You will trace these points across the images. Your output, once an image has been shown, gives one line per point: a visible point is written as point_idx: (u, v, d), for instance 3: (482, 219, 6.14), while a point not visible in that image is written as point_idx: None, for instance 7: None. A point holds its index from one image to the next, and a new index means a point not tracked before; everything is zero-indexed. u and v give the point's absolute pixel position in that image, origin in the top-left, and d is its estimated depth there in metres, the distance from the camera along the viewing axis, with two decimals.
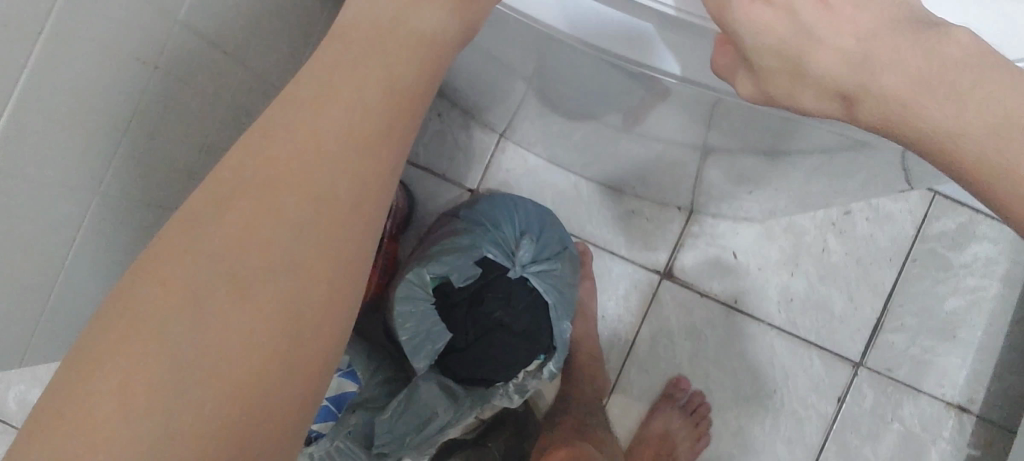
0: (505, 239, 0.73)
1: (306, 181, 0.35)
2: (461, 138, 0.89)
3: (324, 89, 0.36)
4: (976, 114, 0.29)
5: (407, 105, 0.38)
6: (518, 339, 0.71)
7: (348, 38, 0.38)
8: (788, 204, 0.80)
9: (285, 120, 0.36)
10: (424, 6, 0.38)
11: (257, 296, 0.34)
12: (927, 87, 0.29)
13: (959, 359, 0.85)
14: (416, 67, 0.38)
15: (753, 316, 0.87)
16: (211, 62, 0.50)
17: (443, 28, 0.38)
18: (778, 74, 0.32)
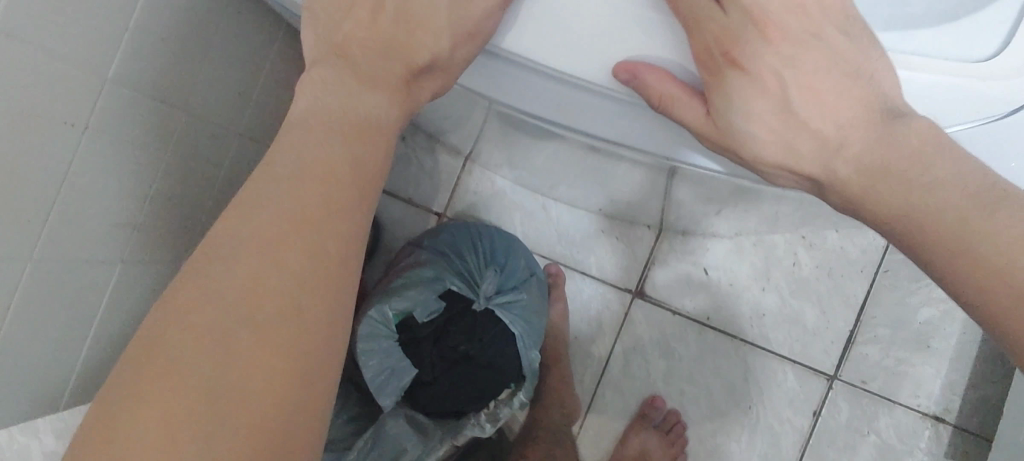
0: (469, 270, 0.73)
1: (297, 233, 0.33)
2: (426, 162, 0.88)
3: (304, 154, 0.34)
4: (918, 196, 0.33)
5: (374, 162, 0.36)
6: (484, 371, 0.70)
7: (311, 111, 0.35)
8: (757, 222, 0.78)
9: (270, 184, 0.34)
10: (364, 94, 0.35)
11: (271, 342, 0.32)
12: (883, 175, 0.33)
13: (935, 369, 0.83)
14: (379, 136, 0.36)
15: (726, 333, 0.86)
16: (152, 103, 0.48)
17: (385, 112, 0.35)
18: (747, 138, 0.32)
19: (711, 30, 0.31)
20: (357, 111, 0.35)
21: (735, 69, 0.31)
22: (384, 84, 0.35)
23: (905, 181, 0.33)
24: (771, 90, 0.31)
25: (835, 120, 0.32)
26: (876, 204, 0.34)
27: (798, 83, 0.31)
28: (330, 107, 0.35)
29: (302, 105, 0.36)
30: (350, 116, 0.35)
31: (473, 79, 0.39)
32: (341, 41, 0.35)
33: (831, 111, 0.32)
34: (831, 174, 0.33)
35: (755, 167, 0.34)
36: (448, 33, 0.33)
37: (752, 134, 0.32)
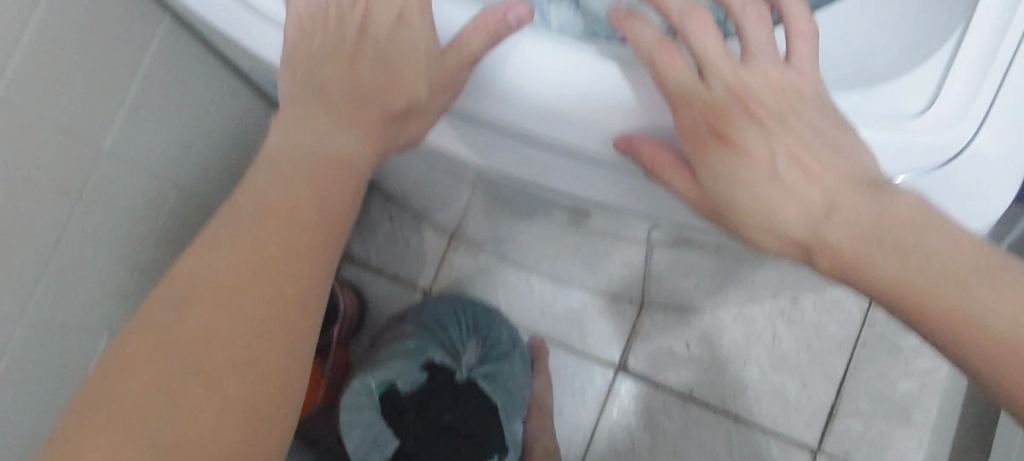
0: (452, 340, 0.74)
1: (260, 277, 0.33)
2: (413, 240, 0.89)
3: (266, 197, 0.34)
4: (913, 264, 0.29)
5: (345, 204, 0.35)
6: (467, 442, 0.69)
7: (281, 153, 0.35)
8: (736, 296, 0.80)
9: (232, 228, 0.34)
10: (338, 134, 0.35)
11: (234, 381, 0.32)
12: (874, 243, 0.30)
13: (919, 442, 0.82)
14: (354, 177, 0.35)
15: (709, 407, 0.86)
16: (123, 164, 0.50)
17: (360, 157, 0.35)
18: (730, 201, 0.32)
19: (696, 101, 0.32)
20: (324, 144, 0.35)
21: (715, 138, 0.32)
22: (351, 119, 0.35)
23: (898, 248, 0.30)
24: (752, 157, 0.32)
25: (822, 186, 0.31)
26: (868, 270, 0.30)
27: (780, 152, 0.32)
28: (301, 139, 0.35)
29: (272, 146, 0.36)
30: (316, 152, 0.35)
31: (455, 141, 0.38)
32: (320, 88, 0.36)
33: (818, 177, 0.32)
34: (821, 241, 0.31)
35: (739, 234, 0.33)
36: (425, 86, 0.34)
37: (734, 199, 0.32)
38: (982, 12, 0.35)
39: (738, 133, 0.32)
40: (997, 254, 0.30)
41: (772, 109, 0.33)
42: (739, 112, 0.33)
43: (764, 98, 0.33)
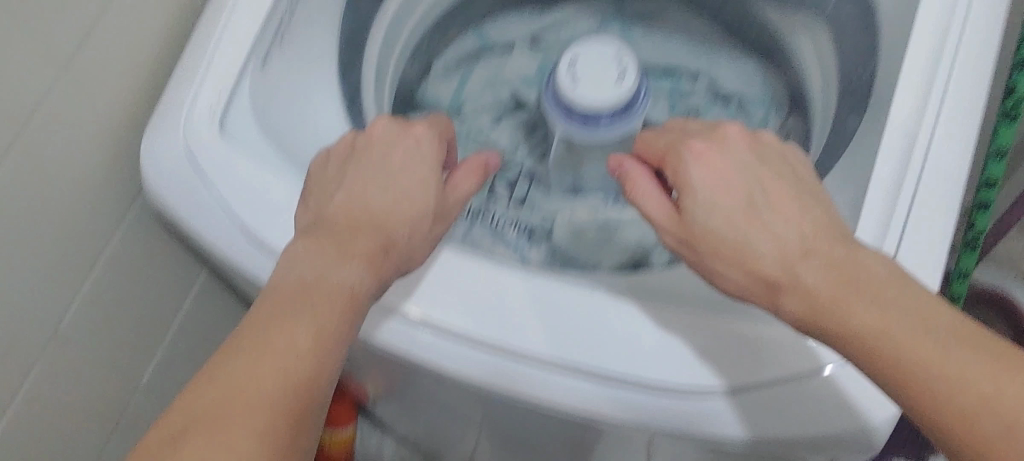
0: None
1: (270, 350, 0.30)
2: None
3: (302, 272, 0.33)
4: (893, 313, 0.30)
5: (420, 229, 0.37)
6: None
7: (329, 215, 0.37)
8: None
9: (262, 313, 0.32)
10: (382, 199, 0.37)
11: (234, 451, 0.27)
12: (848, 288, 0.31)
13: None
14: (425, 210, 0.37)
15: None
16: (100, 244, 0.51)
17: (413, 215, 0.37)
18: (733, 271, 0.34)
19: (690, 169, 0.36)
20: (376, 144, 0.39)
21: (704, 168, 0.36)
22: (406, 144, 0.39)
23: (873, 292, 0.30)
24: (733, 181, 0.35)
25: (798, 228, 0.34)
26: (845, 313, 0.30)
27: (768, 196, 0.35)
28: (348, 144, 0.40)
29: (330, 208, 0.37)
30: (365, 149, 0.39)
31: (397, 341, 0.37)
32: (330, 211, 0.37)
33: (789, 215, 0.34)
34: (794, 277, 0.32)
35: (707, 260, 0.35)
36: (421, 213, 0.37)
37: (716, 206, 0.35)
38: (894, 120, 0.39)
39: (726, 166, 0.36)
40: (986, 334, 0.29)
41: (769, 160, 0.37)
42: (741, 148, 0.37)
43: (767, 154, 0.37)
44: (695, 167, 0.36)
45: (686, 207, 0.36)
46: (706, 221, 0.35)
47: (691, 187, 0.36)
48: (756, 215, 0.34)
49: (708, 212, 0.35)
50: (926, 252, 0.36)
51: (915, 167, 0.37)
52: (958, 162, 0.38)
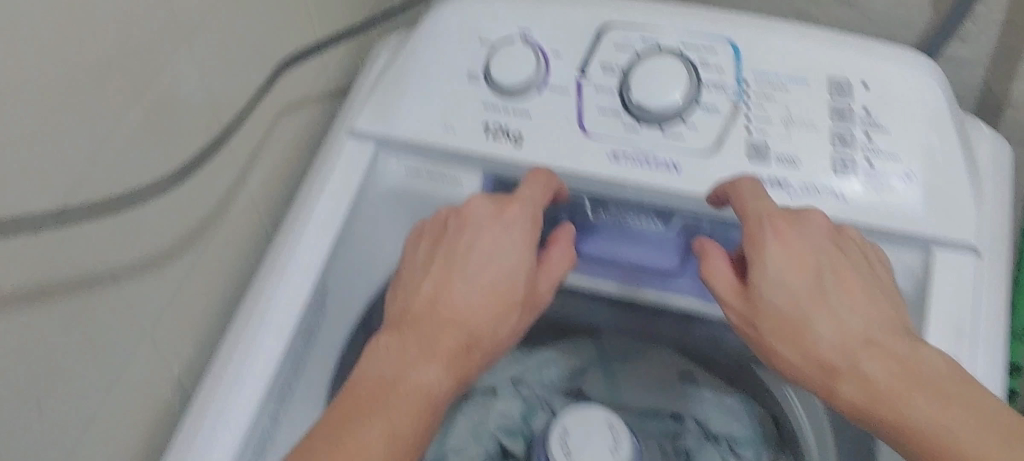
0: None
1: (351, 449, 0.40)
2: None
3: (384, 369, 0.45)
4: (943, 413, 0.38)
5: (495, 326, 0.48)
6: None
7: (420, 311, 0.48)
8: None
9: (342, 414, 0.42)
10: (455, 308, 0.48)
11: None
12: (904, 381, 0.40)
13: None
14: (489, 319, 0.48)
15: None
16: None
17: (479, 321, 0.48)
18: (787, 337, 0.44)
19: (772, 246, 0.46)
20: (469, 228, 0.51)
21: (779, 245, 0.46)
22: (495, 230, 0.51)
23: (928, 385, 0.39)
24: (802, 263, 0.45)
25: (862, 315, 0.43)
26: (904, 404, 0.39)
27: (834, 280, 0.45)
28: (445, 220, 0.53)
29: (415, 310, 0.49)
30: (458, 230, 0.52)
31: None
32: (413, 316, 0.48)
33: (853, 303, 0.44)
34: (853, 366, 0.41)
35: (771, 334, 0.45)
36: (487, 311, 0.48)
37: (785, 286, 0.45)
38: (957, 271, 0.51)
39: (801, 245, 0.46)
40: (1016, 424, 0.37)
41: (842, 247, 0.46)
42: (814, 232, 0.46)
43: (834, 237, 0.46)
44: (771, 239, 0.46)
45: (760, 275, 0.46)
46: (779, 293, 0.45)
47: (771, 261, 0.46)
48: (826, 294, 0.44)
49: (782, 285, 0.45)
50: (996, 378, 0.49)
51: (976, 307, 0.50)
52: (998, 304, 0.51)
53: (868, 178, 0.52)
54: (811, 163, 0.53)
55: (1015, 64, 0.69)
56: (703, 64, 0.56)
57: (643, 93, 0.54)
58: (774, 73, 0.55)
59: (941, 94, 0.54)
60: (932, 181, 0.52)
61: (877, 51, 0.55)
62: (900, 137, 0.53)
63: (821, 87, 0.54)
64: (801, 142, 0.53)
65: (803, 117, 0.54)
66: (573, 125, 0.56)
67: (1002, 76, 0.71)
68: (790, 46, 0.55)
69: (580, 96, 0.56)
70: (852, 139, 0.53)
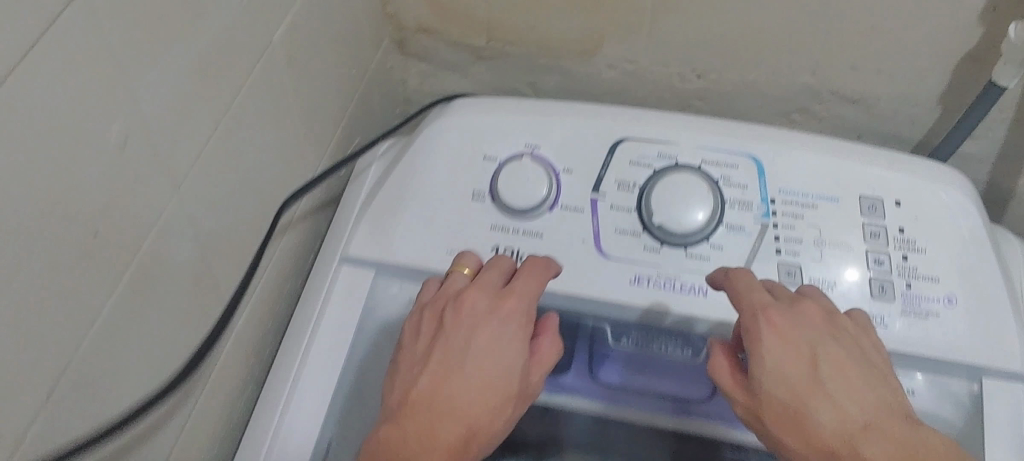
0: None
1: None
2: None
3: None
4: None
5: (494, 415, 0.49)
6: None
7: (419, 398, 0.49)
8: None
9: None
10: (454, 396, 0.49)
11: None
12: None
13: None
14: (489, 408, 0.49)
15: None
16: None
17: (482, 409, 0.49)
18: (786, 422, 0.47)
19: (769, 338, 0.48)
20: (470, 317, 0.52)
21: (775, 336, 0.48)
22: (494, 322, 0.52)
23: None
24: (796, 353, 0.48)
25: (857, 401, 0.46)
26: None
27: (827, 368, 0.47)
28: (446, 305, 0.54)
29: (415, 397, 0.49)
30: (460, 318, 0.52)
31: None
32: (412, 404, 0.49)
33: (848, 389, 0.46)
34: (853, 451, 0.44)
35: (770, 420, 0.47)
36: (489, 400, 0.49)
37: (782, 375, 0.47)
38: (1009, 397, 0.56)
39: (795, 334, 0.49)
40: None
41: (833, 337, 0.49)
42: (803, 324, 0.49)
43: (824, 328, 0.50)
44: (767, 331, 0.49)
45: (759, 365, 0.48)
46: (777, 382, 0.47)
47: (768, 352, 0.48)
48: (820, 380, 0.47)
49: (780, 375, 0.47)
50: None
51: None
52: None
53: (908, 303, 0.57)
54: (855, 291, 0.57)
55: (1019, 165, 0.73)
56: (725, 182, 0.60)
57: (668, 217, 0.58)
58: (803, 193, 0.59)
59: (973, 215, 0.59)
60: (973, 307, 0.57)
61: (907, 171, 0.60)
62: (936, 259, 0.58)
63: (851, 205, 0.59)
64: (844, 268, 0.57)
65: (838, 239, 0.58)
66: (589, 249, 0.59)
67: (1007, 175, 0.75)
68: (823, 165, 0.60)
69: (596, 216, 0.60)
70: (888, 261, 0.58)
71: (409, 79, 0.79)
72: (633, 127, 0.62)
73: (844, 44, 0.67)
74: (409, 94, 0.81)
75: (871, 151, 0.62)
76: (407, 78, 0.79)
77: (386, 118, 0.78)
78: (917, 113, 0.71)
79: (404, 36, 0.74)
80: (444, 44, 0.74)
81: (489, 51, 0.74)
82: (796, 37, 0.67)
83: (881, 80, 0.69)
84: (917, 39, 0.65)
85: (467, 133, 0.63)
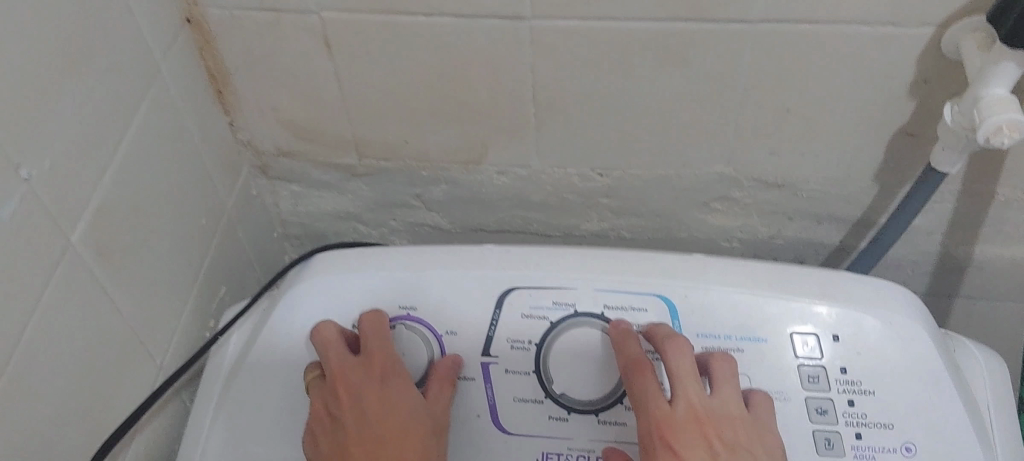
0: None
1: None
2: None
3: None
4: None
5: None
6: None
7: None
8: None
9: None
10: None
11: None
12: None
13: None
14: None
15: None
16: None
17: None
18: None
19: (659, 433, 0.47)
20: (348, 393, 0.50)
21: (670, 453, 0.46)
22: (369, 388, 0.50)
23: None
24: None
25: None
26: None
27: None
28: (339, 398, 0.50)
29: None
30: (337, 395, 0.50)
31: None
32: None
33: None
34: None
35: None
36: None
37: None
38: None
39: (686, 449, 0.46)
40: None
41: (728, 440, 0.47)
42: (694, 433, 0.47)
43: (721, 431, 0.47)
44: (658, 426, 0.47)
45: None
46: None
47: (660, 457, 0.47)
48: None
49: None
50: None
51: None
52: None
53: (859, 455, 0.49)
54: (793, 447, 0.50)
55: (971, 235, 0.65)
56: (634, 329, 0.52)
57: (572, 383, 0.51)
58: (726, 335, 0.51)
59: (923, 338, 0.51)
60: (934, 454, 0.49)
61: (839, 294, 0.52)
62: (887, 399, 0.50)
63: (782, 343, 0.51)
64: (780, 423, 0.50)
65: (770, 387, 0.50)
66: (486, 423, 0.52)
67: (962, 244, 0.67)
68: (746, 302, 0.52)
69: (489, 382, 0.52)
70: (832, 409, 0.50)
71: (281, 203, 0.72)
72: (523, 271, 0.54)
73: (757, 125, 0.59)
74: (283, 216, 0.74)
75: (800, 271, 0.53)
76: (279, 202, 0.72)
77: (263, 246, 0.72)
78: (851, 191, 0.64)
79: (265, 161, 0.67)
80: (311, 165, 0.67)
81: (364, 168, 0.67)
82: (704, 122, 0.59)
83: (804, 159, 0.62)
84: (840, 111, 0.57)
85: (336, 295, 0.55)
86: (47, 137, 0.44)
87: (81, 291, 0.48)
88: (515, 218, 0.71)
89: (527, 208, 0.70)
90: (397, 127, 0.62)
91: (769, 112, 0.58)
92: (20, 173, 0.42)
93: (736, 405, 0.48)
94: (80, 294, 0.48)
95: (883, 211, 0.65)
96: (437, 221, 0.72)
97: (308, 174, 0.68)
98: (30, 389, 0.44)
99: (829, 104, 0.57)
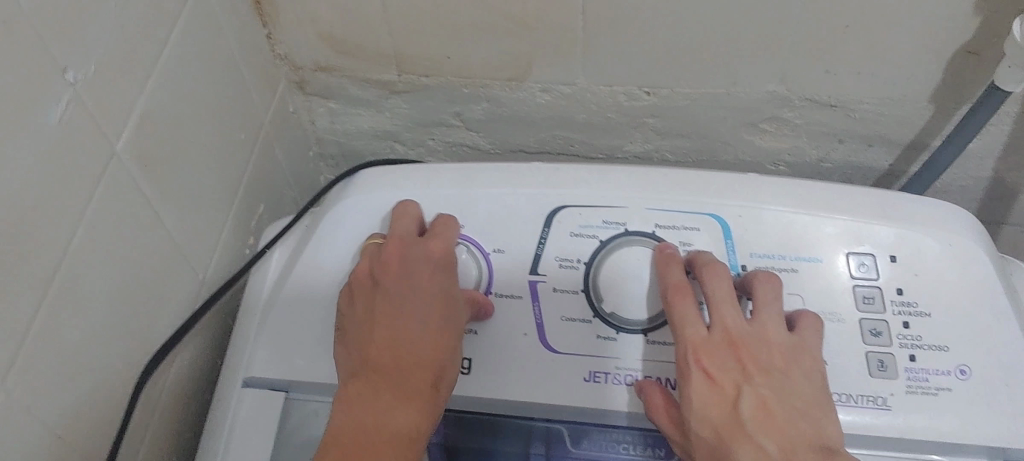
0: None
1: None
2: None
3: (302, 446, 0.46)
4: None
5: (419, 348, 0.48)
6: None
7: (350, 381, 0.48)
8: None
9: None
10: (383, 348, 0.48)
11: None
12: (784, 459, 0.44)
13: None
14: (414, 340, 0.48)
15: None
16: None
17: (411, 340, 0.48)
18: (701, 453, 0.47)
19: (692, 343, 0.47)
20: (400, 263, 0.50)
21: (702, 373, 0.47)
22: (423, 266, 0.49)
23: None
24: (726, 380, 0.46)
25: (777, 437, 0.45)
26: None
27: (751, 396, 0.46)
28: (393, 269, 0.50)
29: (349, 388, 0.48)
30: (390, 264, 0.50)
31: None
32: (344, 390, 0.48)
33: (771, 425, 0.45)
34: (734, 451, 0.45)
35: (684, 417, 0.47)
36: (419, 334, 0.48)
37: (705, 413, 0.46)
38: None
39: (718, 369, 0.47)
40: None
41: (762, 362, 0.47)
42: (728, 354, 0.47)
43: (755, 354, 0.47)
44: (694, 339, 0.47)
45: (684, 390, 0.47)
46: (703, 414, 0.46)
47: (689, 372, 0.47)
48: (765, 410, 0.45)
49: (697, 398, 0.46)
50: None
51: None
52: None
53: (912, 376, 0.48)
54: (846, 368, 0.49)
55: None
56: (687, 248, 0.51)
57: (625, 303, 0.50)
58: (780, 256, 0.51)
59: (983, 261, 0.50)
60: (989, 377, 0.48)
61: (898, 216, 0.51)
62: (942, 321, 0.49)
63: (837, 263, 0.50)
64: (833, 344, 0.49)
65: (823, 308, 0.50)
66: (534, 341, 0.51)
67: (1015, 170, 0.65)
68: (801, 222, 0.51)
69: (537, 300, 0.51)
70: (886, 330, 0.49)
71: (318, 121, 0.71)
72: (573, 189, 0.52)
73: (812, 41, 0.57)
74: (319, 135, 0.73)
75: (858, 192, 0.52)
76: (315, 119, 0.71)
77: (300, 163, 0.72)
78: (905, 112, 0.62)
79: (303, 76, 0.66)
80: (349, 81, 0.66)
81: (404, 84, 0.65)
82: (758, 38, 0.57)
83: (859, 79, 0.60)
84: (902, 28, 0.55)
85: (381, 211, 0.54)
86: (90, 41, 0.42)
87: (128, 200, 0.47)
88: (556, 138, 0.70)
89: (569, 127, 0.68)
90: (439, 41, 0.61)
91: (826, 28, 0.56)
92: (66, 76, 0.41)
93: (777, 328, 0.48)
94: (126, 204, 0.47)
95: (936, 134, 0.63)
96: (476, 140, 0.71)
97: (346, 90, 0.67)
98: (80, 296, 0.44)
99: (891, 21, 0.55)
